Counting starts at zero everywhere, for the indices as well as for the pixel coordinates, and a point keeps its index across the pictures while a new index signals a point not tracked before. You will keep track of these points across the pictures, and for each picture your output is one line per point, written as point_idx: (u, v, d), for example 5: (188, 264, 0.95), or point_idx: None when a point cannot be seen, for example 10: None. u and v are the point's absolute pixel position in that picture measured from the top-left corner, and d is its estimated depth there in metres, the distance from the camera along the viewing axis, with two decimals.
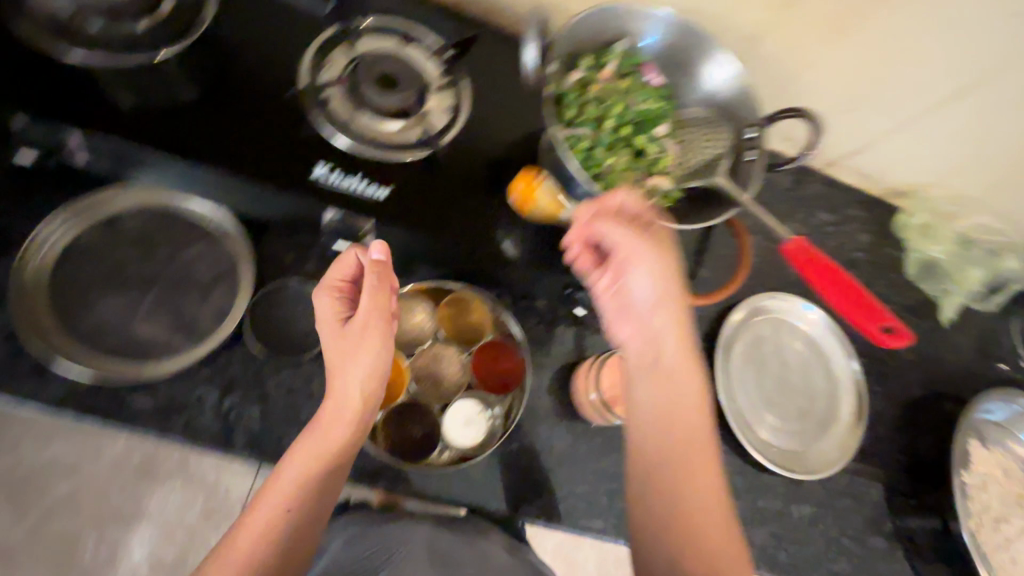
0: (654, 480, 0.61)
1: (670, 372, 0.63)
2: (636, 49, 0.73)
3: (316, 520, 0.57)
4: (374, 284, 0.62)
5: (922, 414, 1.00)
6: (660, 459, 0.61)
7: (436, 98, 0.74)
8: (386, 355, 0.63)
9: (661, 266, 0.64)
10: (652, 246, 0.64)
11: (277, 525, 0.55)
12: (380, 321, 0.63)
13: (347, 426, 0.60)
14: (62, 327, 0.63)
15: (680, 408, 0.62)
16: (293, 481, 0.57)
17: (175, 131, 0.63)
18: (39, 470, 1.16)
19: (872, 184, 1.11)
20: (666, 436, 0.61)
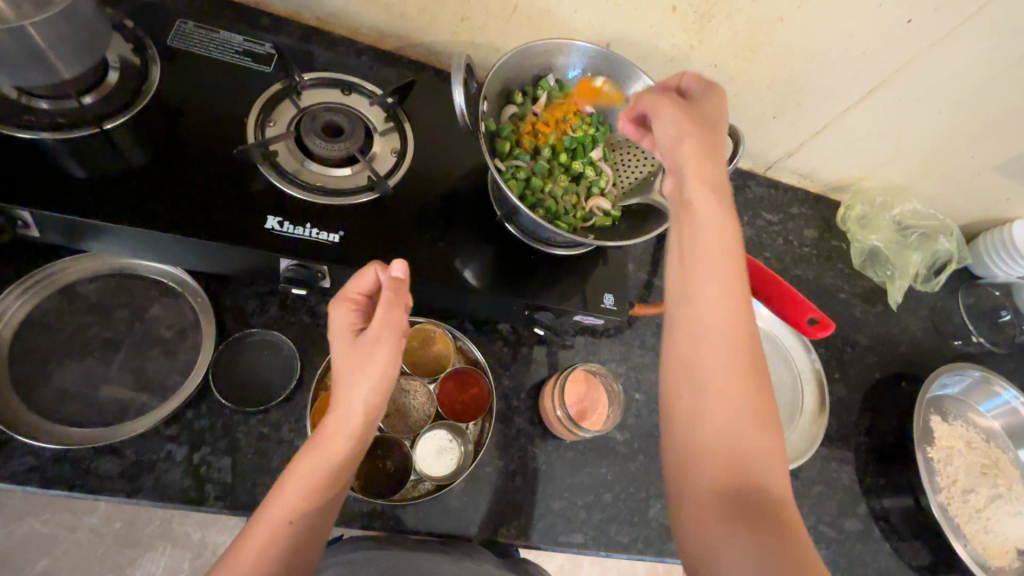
0: (691, 367, 0.55)
1: (700, 219, 0.58)
2: (563, 81, 0.77)
3: (307, 552, 0.57)
4: (390, 300, 0.61)
5: (882, 396, 1.04)
6: (700, 344, 0.55)
7: (381, 142, 0.78)
8: (390, 380, 0.63)
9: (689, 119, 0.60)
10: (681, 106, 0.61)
11: (277, 540, 0.54)
12: (388, 340, 0.62)
13: (343, 451, 0.60)
14: (24, 397, 0.64)
15: (714, 267, 0.56)
16: (288, 505, 0.56)
17: (125, 196, 0.65)
18: (16, 548, 1.13)
19: (809, 182, 1.18)
20: (705, 312, 0.55)
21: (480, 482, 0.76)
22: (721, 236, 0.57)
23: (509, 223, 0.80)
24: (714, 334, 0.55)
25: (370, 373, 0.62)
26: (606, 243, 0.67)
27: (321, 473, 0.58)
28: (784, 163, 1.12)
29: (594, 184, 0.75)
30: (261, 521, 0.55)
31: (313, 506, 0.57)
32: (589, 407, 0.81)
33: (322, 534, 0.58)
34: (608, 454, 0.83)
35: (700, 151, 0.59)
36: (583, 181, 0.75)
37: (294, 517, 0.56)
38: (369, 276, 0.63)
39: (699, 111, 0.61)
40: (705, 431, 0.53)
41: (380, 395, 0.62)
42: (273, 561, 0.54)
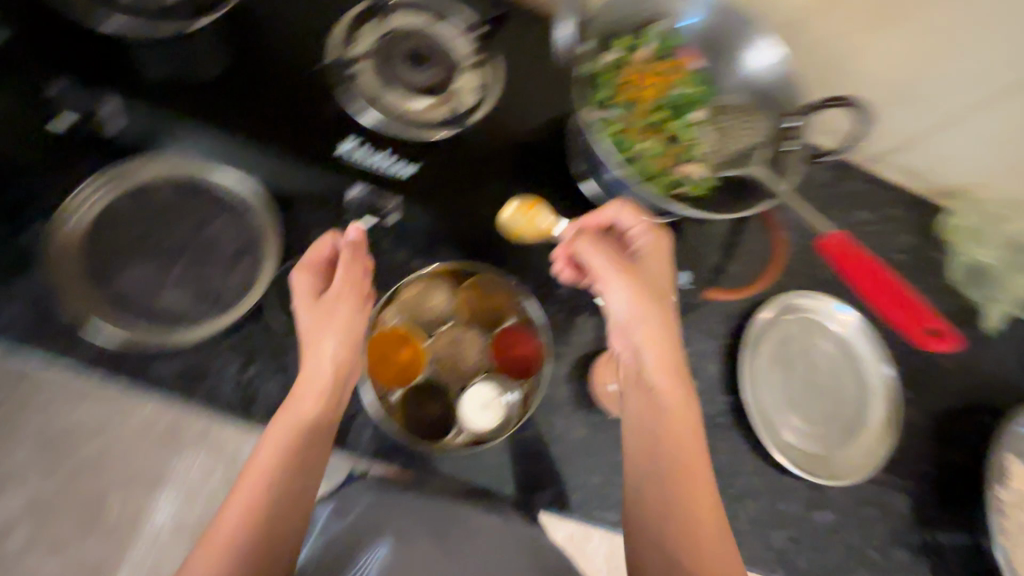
0: (663, 508, 0.61)
1: (661, 392, 0.63)
2: (675, 30, 0.70)
3: (292, 504, 0.60)
4: (350, 258, 0.65)
5: (957, 425, 0.95)
6: (671, 487, 0.61)
7: (465, 77, 0.72)
8: (355, 334, 0.65)
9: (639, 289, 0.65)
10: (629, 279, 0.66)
11: (256, 506, 0.57)
12: (346, 297, 0.64)
13: (313, 412, 0.61)
14: (91, 291, 0.65)
15: (671, 435, 0.62)
16: (264, 466, 0.58)
17: (202, 106, 0.66)
18: (68, 430, 1.20)
19: (916, 183, 1.06)
20: (664, 470, 0.62)
21: (520, 444, 0.74)
22: (679, 408, 0.63)
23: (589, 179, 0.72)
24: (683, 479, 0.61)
25: (334, 331, 0.63)
26: (682, 211, 0.61)
27: (293, 434, 0.60)
28: (892, 157, 1.01)
29: (691, 149, 0.67)
30: (240, 493, 0.58)
31: (286, 469, 0.59)
32: None
33: (303, 491, 0.61)
34: None
35: (656, 325, 0.65)
36: (679, 144, 0.67)
37: (271, 480, 0.58)
38: (328, 243, 0.66)
39: (649, 279, 0.67)
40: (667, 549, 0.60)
41: (347, 348, 0.64)
42: (251, 530, 0.56)
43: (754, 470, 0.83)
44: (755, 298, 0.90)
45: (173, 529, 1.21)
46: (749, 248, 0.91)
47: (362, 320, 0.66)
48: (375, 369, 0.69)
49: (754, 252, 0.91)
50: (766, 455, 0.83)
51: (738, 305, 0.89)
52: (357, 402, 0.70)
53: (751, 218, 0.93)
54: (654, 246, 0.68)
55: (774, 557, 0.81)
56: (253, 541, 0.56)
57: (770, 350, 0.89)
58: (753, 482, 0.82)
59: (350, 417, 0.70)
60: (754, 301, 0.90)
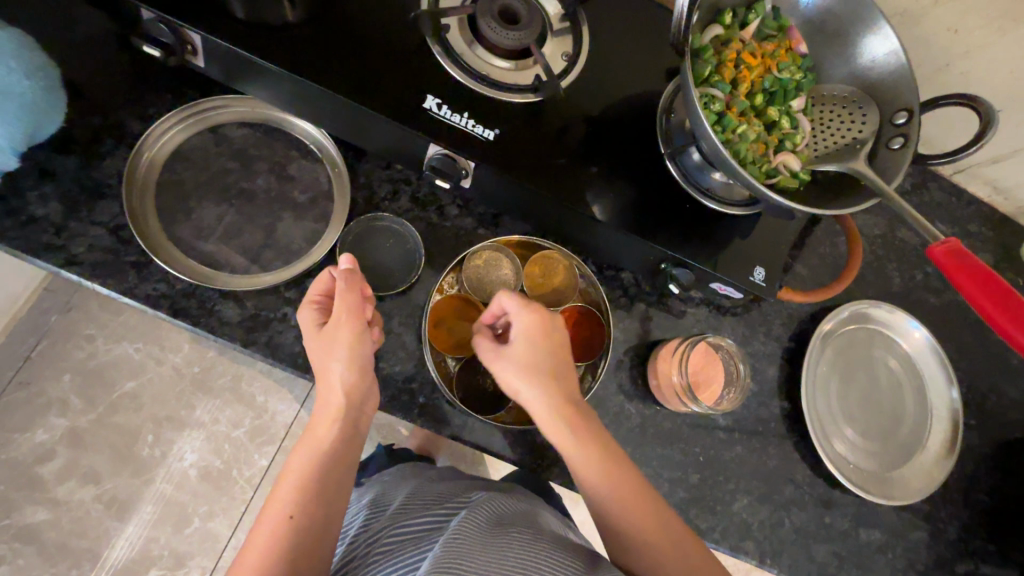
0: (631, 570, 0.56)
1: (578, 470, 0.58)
2: (783, 11, 0.66)
3: (319, 542, 0.54)
4: (342, 288, 0.59)
5: (1018, 456, 0.91)
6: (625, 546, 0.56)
7: (553, 43, 0.69)
8: (365, 360, 0.60)
9: (526, 378, 0.60)
10: (514, 370, 0.60)
11: (280, 540, 0.52)
12: (348, 326, 0.59)
13: (329, 438, 0.58)
14: (166, 227, 0.65)
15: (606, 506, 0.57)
16: (285, 501, 0.54)
17: (281, 48, 0.61)
18: (110, 365, 1.23)
19: (1000, 200, 1.00)
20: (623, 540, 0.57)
21: None
22: (602, 477, 0.58)
23: (671, 162, 0.69)
24: (631, 538, 0.56)
25: (338, 360, 0.59)
26: (775, 198, 0.57)
27: (312, 466, 0.56)
28: (981, 170, 0.96)
29: (788, 138, 0.64)
30: (262, 527, 0.53)
31: (307, 502, 0.54)
32: (705, 380, 0.74)
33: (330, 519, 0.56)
34: (705, 435, 0.78)
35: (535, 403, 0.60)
36: (774, 132, 0.64)
37: (292, 512, 0.54)
38: (323, 276, 0.62)
39: (525, 360, 0.61)
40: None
41: (356, 375, 0.59)
42: (277, 564, 0.51)
43: (804, 479, 0.80)
44: (822, 304, 0.86)
45: (202, 471, 1.24)
46: (819, 250, 0.89)
47: (371, 346, 0.60)
48: (433, 335, 0.68)
49: (823, 256, 0.89)
50: (817, 466, 0.81)
51: (802, 309, 0.86)
52: (415, 366, 0.69)
53: (823, 220, 0.90)
54: (527, 320, 0.62)
55: (815, 569, 0.79)
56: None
57: (830, 358, 0.85)
58: (802, 492, 0.80)
59: (407, 380, 0.69)
60: (820, 307, 0.86)
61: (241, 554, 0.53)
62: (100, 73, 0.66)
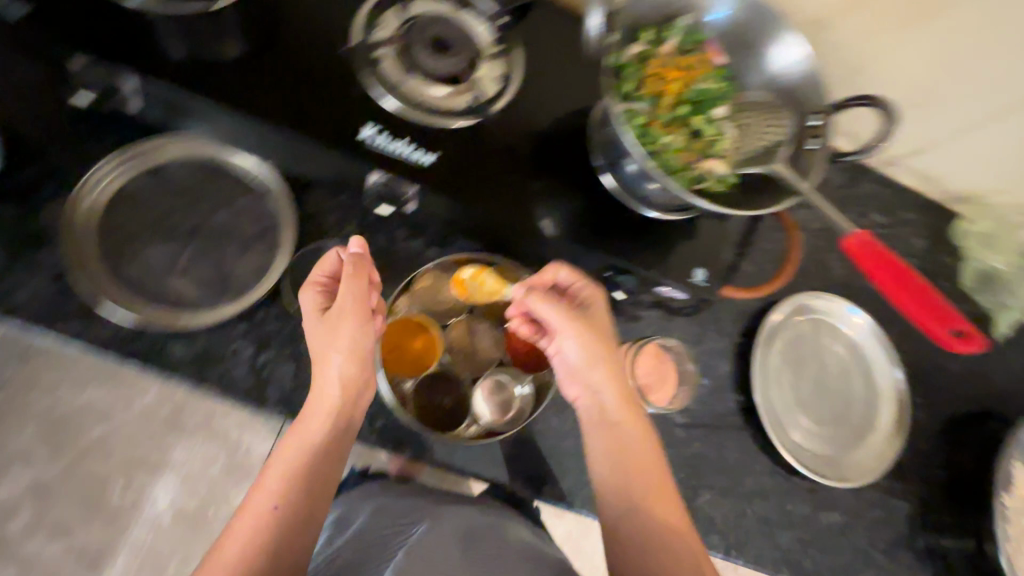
0: (625, 528, 0.62)
1: (625, 428, 0.66)
2: (699, 24, 0.69)
3: (299, 533, 0.57)
4: (349, 276, 0.61)
5: (966, 431, 0.95)
6: (627, 505, 0.63)
7: (487, 66, 0.71)
8: (363, 353, 0.62)
9: (595, 336, 0.68)
10: (586, 329, 0.67)
11: (264, 528, 0.55)
12: (351, 314, 0.61)
13: (320, 432, 0.60)
14: (109, 271, 0.65)
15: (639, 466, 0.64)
16: (270, 493, 0.57)
17: (217, 87, 0.62)
18: (74, 414, 1.20)
19: (931, 188, 1.06)
20: (640, 499, 0.63)
21: (528, 437, 0.74)
22: (641, 438, 0.65)
23: (607, 174, 0.72)
24: (649, 495, 0.63)
25: (340, 351, 0.61)
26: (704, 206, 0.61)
27: (300, 460, 0.59)
28: (908, 161, 1.01)
29: (712, 144, 0.67)
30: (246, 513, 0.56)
31: (292, 493, 0.57)
32: (655, 381, 0.79)
33: (311, 513, 0.59)
34: (663, 434, 0.80)
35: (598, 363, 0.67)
36: (700, 139, 0.67)
37: (277, 504, 0.56)
38: (332, 259, 0.65)
39: (593, 326, 0.68)
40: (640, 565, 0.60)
41: (354, 367, 0.61)
42: (260, 552, 0.54)
43: (763, 469, 0.83)
44: (767, 299, 0.90)
45: (176, 514, 1.21)
46: (763, 247, 0.92)
47: (370, 339, 0.63)
48: (387, 358, 0.69)
49: (768, 252, 0.92)
50: (775, 456, 0.83)
51: (749, 305, 0.89)
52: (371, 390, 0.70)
53: (765, 218, 0.93)
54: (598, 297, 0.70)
55: (781, 557, 0.81)
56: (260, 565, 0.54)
57: (780, 351, 0.88)
58: (762, 482, 0.82)
59: None
60: (765, 302, 0.90)
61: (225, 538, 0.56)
62: (36, 123, 0.67)
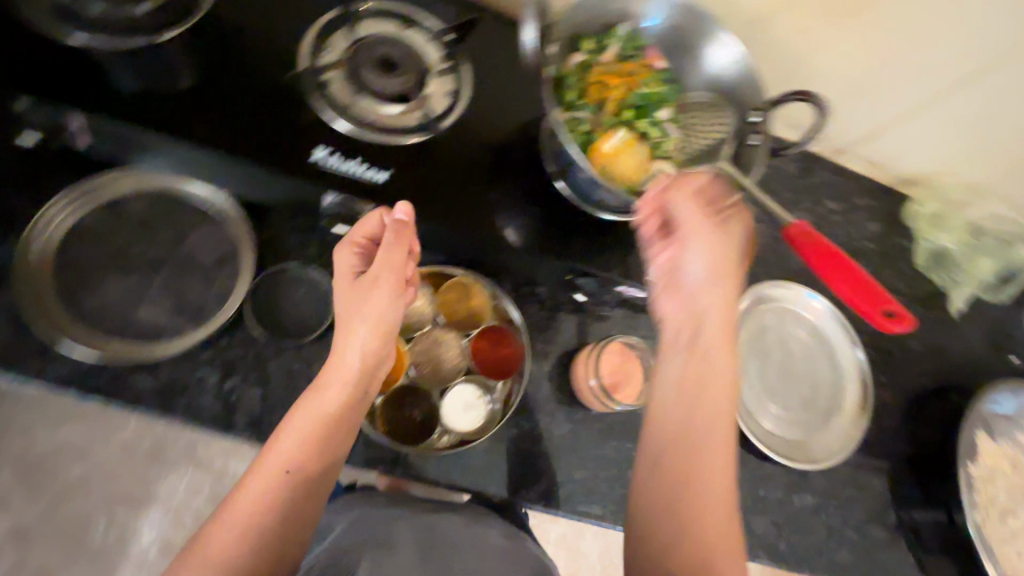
0: (676, 474, 0.59)
1: (716, 360, 0.62)
2: (637, 32, 0.72)
3: (306, 498, 0.58)
4: (389, 241, 0.61)
5: (928, 405, 0.99)
6: (680, 448, 0.59)
7: (436, 83, 0.73)
8: (388, 323, 0.63)
9: (724, 254, 0.64)
10: (720, 243, 0.63)
11: (274, 487, 0.56)
12: (386, 282, 0.63)
13: (337, 399, 0.60)
14: (66, 308, 0.64)
15: (712, 404, 0.60)
16: (282, 455, 0.57)
17: (165, 119, 0.63)
18: (51, 454, 1.19)
19: (880, 173, 1.10)
20: (694, 436, 0.59)
21: (501, 443, 0.75)
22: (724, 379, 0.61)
23: (560, 180, 0.73)
24: (703, 438, 0.59)
25: (366, 318, 0.62)
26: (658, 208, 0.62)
27: (314, 425, 0.59)
28: (856, 149, 1.05)
29: (657, 146, 0.70)
30: (258, 471, 0.57)
31: (306, 459, 0.58)
32: (624, 379, 0.78)
33: (322, 479, 0.59)
34: (635, 431, 0.81)
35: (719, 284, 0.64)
36: (646, 142, 0.70)
37: (289, 467, 0.57)
38: (375, 218, 0.63)
39: (727, 245, 0.64)
40: (670, 522, 0.57)
41: (376, 337, 0.62)
42: (269, 509, 0.55)
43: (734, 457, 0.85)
44: None
45: (163, 547, 1.20)
46: None
47: (397, 311, 0.64)
48: None
49: None
50: (745, 443, 0.86)
51: None
52: None
53: None
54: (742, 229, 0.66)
55: (758, 542, 0.83)
56: (267, 524, 0.55)
57: (745, 341, 0.91)
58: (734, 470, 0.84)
59: None
60: None
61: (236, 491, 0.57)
62: None
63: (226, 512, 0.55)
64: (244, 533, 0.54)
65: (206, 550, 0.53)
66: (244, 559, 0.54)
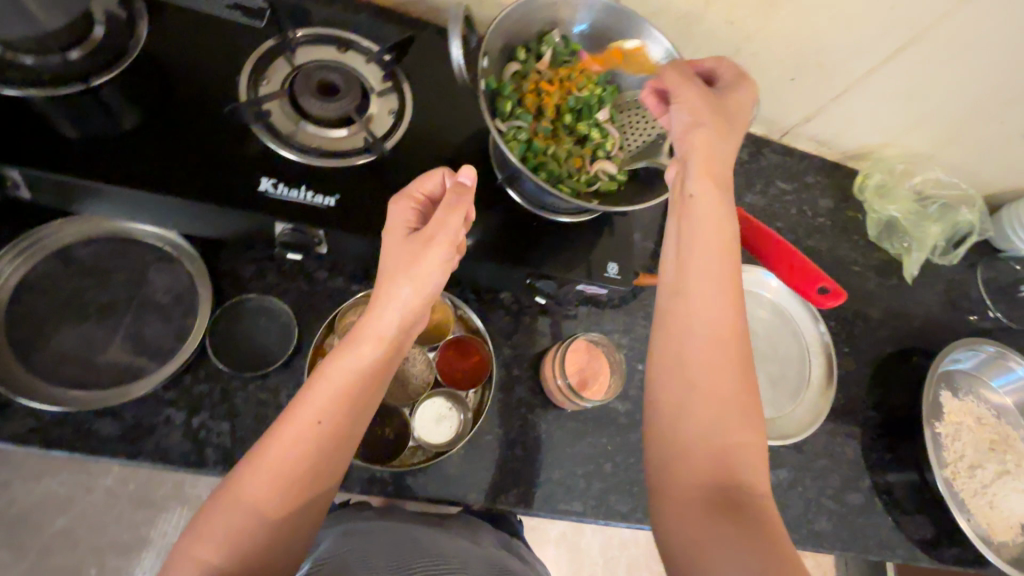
0: (685, 371, 0.57)
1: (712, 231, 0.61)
2: (569, 37, 0.74)
3: (340, 451, 0.55)
4: (449, 203, 0.58)
5: (891, 369, 1.02)
6: (686, 353, 0.57)
7: (379, 102, 0.74)
8: (434, 287, 0.60)
9: (719, 117, 0.63)
10: (713, 107, 0.63)
11: (309, 438, 0.53)
12: (439, 242, 0.58)
13: (374, 353, 0.57)
14: (21, 363, 0.63)
15: (710, 285, 0.59)
16: (317, 406, 0.54)
17: (106, 163, 0.63)
18: (34, 507, 1.17)
19: (827, 150, 1.13)
20: (700, 327, 0.58)
21: (477, 450, 0.77)
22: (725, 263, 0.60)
23: (510, 187, 0.76)
24: (711, 325, 0.58)
25: (413, 277, 0.58)
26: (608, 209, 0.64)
27: (351, 377, 0.56)
28: (801, 130, 1.08)
29: (600, 147, 0.72)
30: (291, 420, 0.54)
31: (342, 412, 0.55)
32: (591, 376, 0.80)
33: (356, 433, 0.57)
34: (609, 424, 0.83)
35: (712, 141, 0.62)
36: (588, 144, 0.72)
37: (322, 418, 0.54)
38: (436, 179, 0.62)
39: (724, 108, 0.64)
40: (679, 431, 0.56)
41: (419, 298, 0.59)
42: (304, 457, 0.53)
43: None
44: None
45: None
46: None
47: (444, 277, 0.60)
48: None
49: None
50: None
51: None
52: None
53: None
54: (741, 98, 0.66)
55: None
56: (300, 473, 0.53)
57: None
58: None
59: None
60: None
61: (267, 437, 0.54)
62: None
63: (259, 457, 0.53)
64: (280, 475, 0.52)
65: (238, 495, 0.51)
66: (277, 506, 0.52)
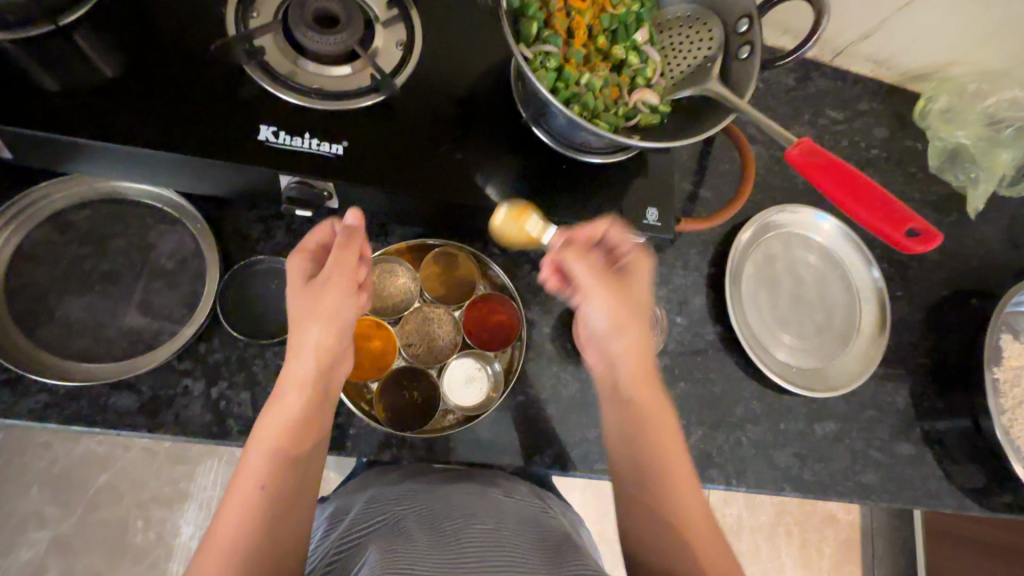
0: (650, 490, 0.60)
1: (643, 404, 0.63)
2: None
3: (290, 511, 0.53)
4: (340, 243, 0.58)
5: (947, 314, 0.95)
6: (644, 472, 0.61)
7: (385, 34, 0.66)
8: (345, 322, 0.58)
9: (626, 318, 0.62)
10: (619, 311, 0.62)
11: (255, 504, 0.51)
12: (337, 279, 0.57)
13: (298, 405, 0.56)
14: (28, 336, 0.60)
15: (652, 421, 0.62)
16: (253, 475, 0.52)
17: (87, 117, 0.56)
18: (77, 465, 1.20)
19: (884, 72, 1.01)
20: (657, 456, 0.61)
21: (509, 412, 0.73)
22: (656, 399, 0.63)
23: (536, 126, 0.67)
24: (655, 459, 0.61)
25: (319, 319, 0.56)
26: (646, 145, 0.56)
27: (279, 435, 0.54)
28: (856, 48, 0.96)
29: (639, 74, 0.63)
30: (233, 494, 0.52)
31: (280, 465, 0.53)
32: None
33: (301, 486, 0.55)
34: None
35: (631, 348, 0.63)
36: (626, 71, 0.64)
37: (265, 481, 0.52)
38: (325, 230, 0.61)
39: (631, 305, 0.63)
40: (658, 542, 0.57)
41: (334, 332, 0.57)
42: (252, 529, 0.50)
43: (751, 395, 0.83)
44: (732, 222, 0.88)
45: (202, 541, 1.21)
46: (719, 168, 0.87)
47: (354, 309, 0.59)
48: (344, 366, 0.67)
49: (725, 173, 0.87)
50: (761, 378, 0.83)
51: (714, 234, 0.87)
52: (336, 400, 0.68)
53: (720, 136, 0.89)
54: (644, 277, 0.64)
55: (782, 475, 0.81)
56: (256, 549, 0.50)
57: (753, 274, 0.86)
58: (752, 408, 0.82)
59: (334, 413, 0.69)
60: (731, 225, 0.88)
61: (214, 526, 0.51)
62: None
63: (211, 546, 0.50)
64: (236, 556, 0.49)
65: None
66: None
